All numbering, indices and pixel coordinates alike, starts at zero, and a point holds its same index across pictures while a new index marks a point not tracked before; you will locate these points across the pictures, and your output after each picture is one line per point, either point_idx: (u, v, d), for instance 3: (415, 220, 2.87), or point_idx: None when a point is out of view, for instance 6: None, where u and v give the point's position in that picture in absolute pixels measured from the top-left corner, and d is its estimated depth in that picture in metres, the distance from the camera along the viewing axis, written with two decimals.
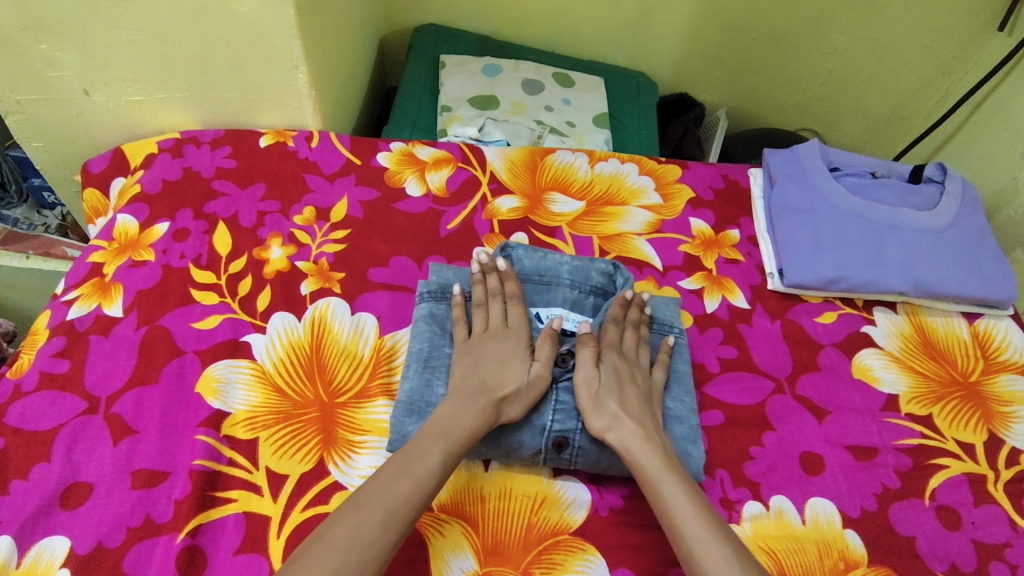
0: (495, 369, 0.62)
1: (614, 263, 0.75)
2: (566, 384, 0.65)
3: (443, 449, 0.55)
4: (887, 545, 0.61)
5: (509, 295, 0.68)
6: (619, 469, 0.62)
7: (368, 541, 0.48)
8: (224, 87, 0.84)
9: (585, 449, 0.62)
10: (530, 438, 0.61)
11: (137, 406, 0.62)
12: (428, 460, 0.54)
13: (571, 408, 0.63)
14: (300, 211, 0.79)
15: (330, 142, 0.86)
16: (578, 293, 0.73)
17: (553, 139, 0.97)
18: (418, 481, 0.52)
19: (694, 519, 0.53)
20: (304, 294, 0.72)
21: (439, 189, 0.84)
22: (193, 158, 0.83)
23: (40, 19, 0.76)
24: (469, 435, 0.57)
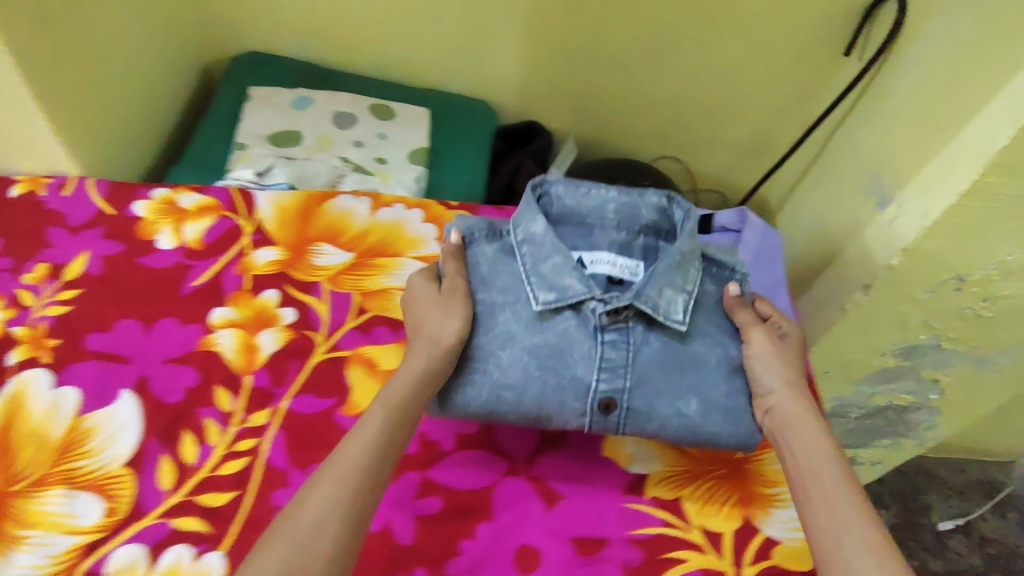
0: (437, 319, 0.63)
1: (667, 195, 0.72)
2: (608, 338, 0.63)
3: (382, 416, 0.56)
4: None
5: (535, 237, 0.67)
6: (671, 429, 0.62)
7: (326, 536, 0.48)
8: None
9: (633, 411, 0.62)
10: (574, 399, 0.61)
11: None
12: (371, 427, 0.55)
13: (617, 365, 0.62)
14: (31, 269, 0.74)
15: (85, 192, 0.81)
16: (625, 235, 0.73)
17: (355, 178, 0.91)
18: (370, 446, 0.54)
19: (845, 496, 0.54)
20: (8, 364, 0.67)
21: (193, 241, 0.78)
22: None
23: None
24: (411, 385, 0.59)
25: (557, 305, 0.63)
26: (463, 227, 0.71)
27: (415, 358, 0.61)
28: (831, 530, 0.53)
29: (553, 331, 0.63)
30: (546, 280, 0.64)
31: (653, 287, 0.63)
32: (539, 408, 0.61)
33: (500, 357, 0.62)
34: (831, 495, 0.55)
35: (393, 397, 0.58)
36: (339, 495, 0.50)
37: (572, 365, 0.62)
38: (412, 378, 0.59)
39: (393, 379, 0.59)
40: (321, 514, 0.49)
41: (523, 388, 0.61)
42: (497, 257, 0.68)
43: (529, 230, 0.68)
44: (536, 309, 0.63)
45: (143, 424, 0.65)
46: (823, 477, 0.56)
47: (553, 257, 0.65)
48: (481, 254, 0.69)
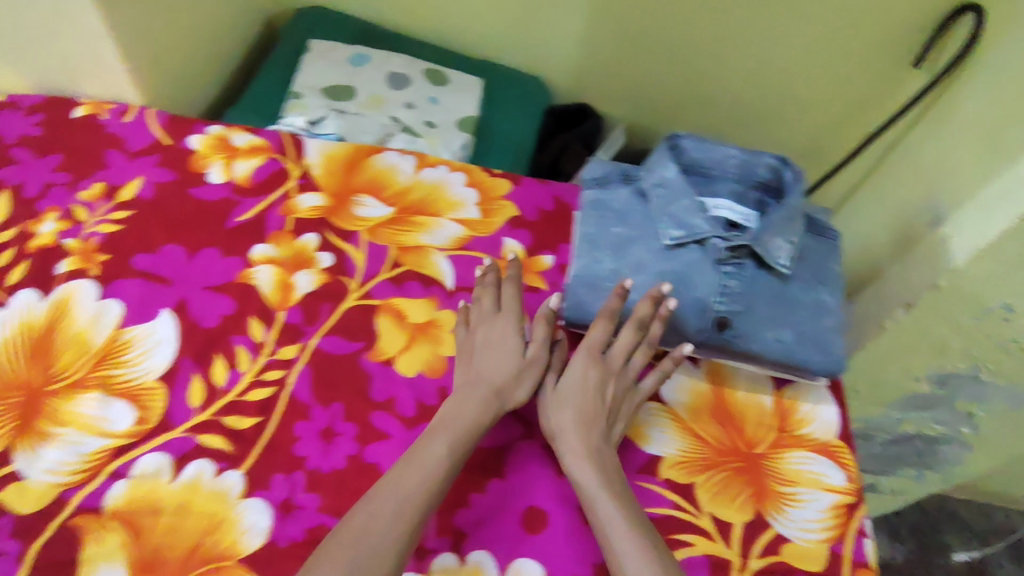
0: (493, 359, 0.64)
1: (783, 157, 0.71)
2: (730, 267, 0.66)
3: (447, 440, 0.57)
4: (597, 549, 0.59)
5: (669, 184, 0.69)
6: (774, 354, 0.66)
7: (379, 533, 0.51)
8: (43, 56, 0.83)
9: (744, 334, 0.66)
10: (696, 318, 0.65)
11: None
12: (436, 453, 0.56)
13: (738, 292, 0.65)
14: (89, 187, 0.77)
15: (145, 119, 0.83)
16: (742, 188, 0.73)
17: (401, 139, 0.93)
18: (427, 476, 0.55)
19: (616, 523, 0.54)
20: (60, 273, 0.70)
21: (242, 179, 0.80)
22: (4, 123, 0.81)
23: None
24: (472, 428, 0.59)
25: (686, 239, 0.66)
26: (598, 175, 0.74)
27: (472, 401, 0.60)
28: (600, 505, 0.56)
29: (680, 259, 0.67)
30: (676, 219, 0.67)
31: (769, 232, 0.66)
32: (664, 321, 0.66)
33: (634, 280, 0.66)
34: (592, 500, 0.56)
35: (460, 438, 0.58)
36: (399, 531, 0.52)
37: (695, 288, 0.66)
38: (474, 423, 0.59)
39: (453, 420, 0.59)
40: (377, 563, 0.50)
41: (652, 305, 0.65)
42: (633, 200, 0.71)
43: (661, 177, 0.70)
44: (666, 243, 0.67)
45: (177, 344, 0.67)
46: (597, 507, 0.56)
47: (684, 199, 0.68)
48: (615, 197, 0.72)
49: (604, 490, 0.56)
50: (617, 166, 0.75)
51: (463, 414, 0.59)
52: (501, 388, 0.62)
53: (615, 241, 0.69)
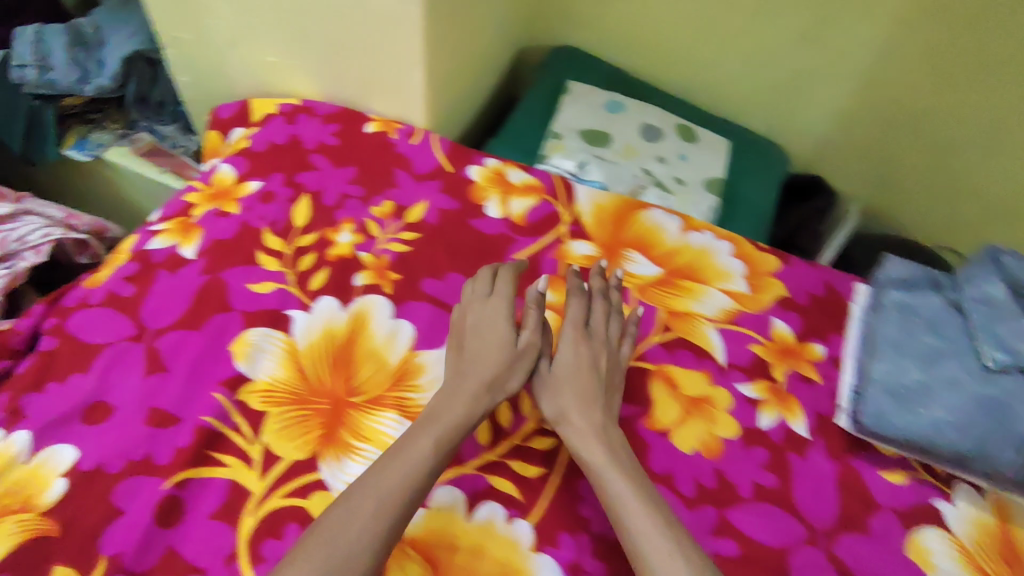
0: (480, 340, 0.66)
1: None
2: None
3: (434, 436, 0.58)
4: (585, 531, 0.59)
5: (996, 303, 0.68)
6: None
7: (370, 532, 0.51)
8: (347, 70, 0.87)
9: None
10: (1013, 452, 0.63)
11: (177, 346, 0.66)
12: (422, 445, 0.57)
13: None
14: (379, 203, 0.80)
15: (430, 144, 0.86)
16: None
17: (654, 193, 0.92)
18: (405, 471, 0.55)
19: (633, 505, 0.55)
20: (356, 285, 0.73)
21: (517, 217, 0.81)
22: (303, 127, 0.86)
23: None
24: (458, 425, 0.59)
25: (1010, 365, 0.64)
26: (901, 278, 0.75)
27: (463, 392, 0.62)
28: (613, 486, 0.57)
29: (1001, 385, 0.64)
30: (1000, 341, 0.66)
31: None
32: (976, 447, 0.64)
33: (946, 397, 0.65)
34: (612, 486, 0.57)
35: (445, 433, 0.58)
36: (377, 530, 0.51)
37: (1016, 419, 0.63)
38: (459, 420, 0.60)
39: (439, 414, 0.60)
40: (367, 530, 0.51)
41: (967, 429, 0.64)
42: (945, 312, 0.70)
43: (986, 295, 0.69)
44: (987, 366, 0.65)
45: None
46: (607, 487, 0.57)
47: (1011, 322, 0.66)
48: (924, 305, 0.72)
49: (624, 477, 0.58)
50: (925, 274, 0.75)
51: (453, 412, 0.60)
52: (493, 383, 0.64)
53: (922, 351, 0.68)
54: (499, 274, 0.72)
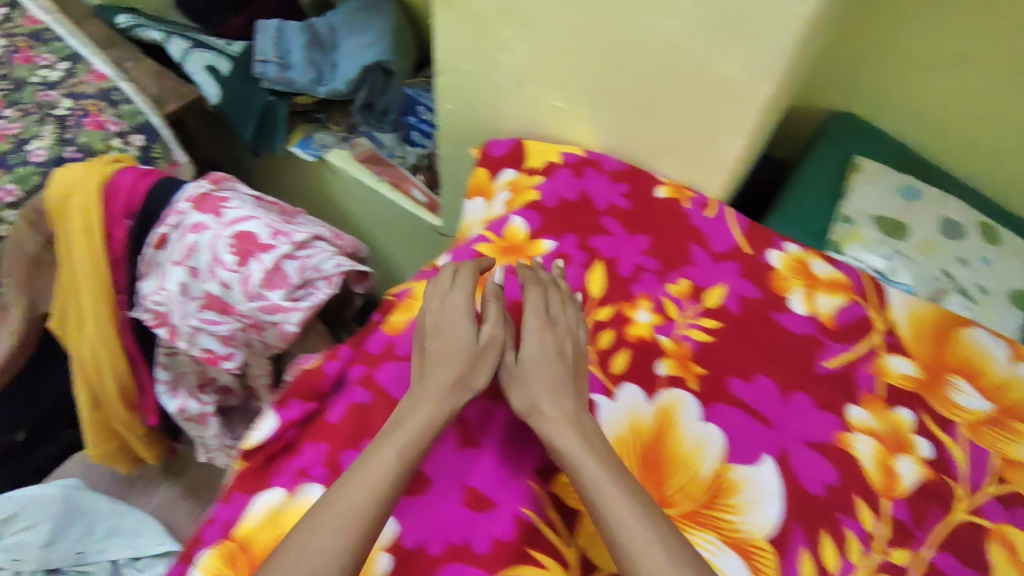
0: (447, 336, 0.62)
1: None
2: None
3: (397, 447, 0.54)
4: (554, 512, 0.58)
5: None
6: None
7: (336, 550, 0.48)
8: (645, 128, 0.82)
9: None
10: None
11: (488, 420, 0.64)
12: (383, 457, 0.53)
13: None
14: (676, 280, 0.75)
15: (727, 218, 0.80)
16: None
17: (958, 301, 0.83)
18: (376, 484, 0.52)
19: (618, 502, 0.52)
20: (660, 374, 0.68)
21: (826, 318, 0.74)
22: (591, 183, 0.82)
23: (518, 8, 0.78)
24: (423, 428, 0.56)
25: None
26: None
27: (443, 406, 0.57)
28: (585, 473, 0.54)
29: None
30: None
31: None
32: None
33: None
34: (600, 483, 0.53)
35: (410, 441, 0.55)
36: (350, 542, 0.49)
37: None
38: (425, 425, 0.56)
39: (404, 420, 0.56)
40: (340, 545, 0.48)
41: None
42: None
43: None
44: None
45: (784, 502, 0.62)
46: (583, 476, 0.54)
47: None
48: None
49: (606, 470, 0.54)
50: None
51: (415, 413, 0.57)
52: (458, 381, 0.60)
53: None
54: (462, 270, 0.68)
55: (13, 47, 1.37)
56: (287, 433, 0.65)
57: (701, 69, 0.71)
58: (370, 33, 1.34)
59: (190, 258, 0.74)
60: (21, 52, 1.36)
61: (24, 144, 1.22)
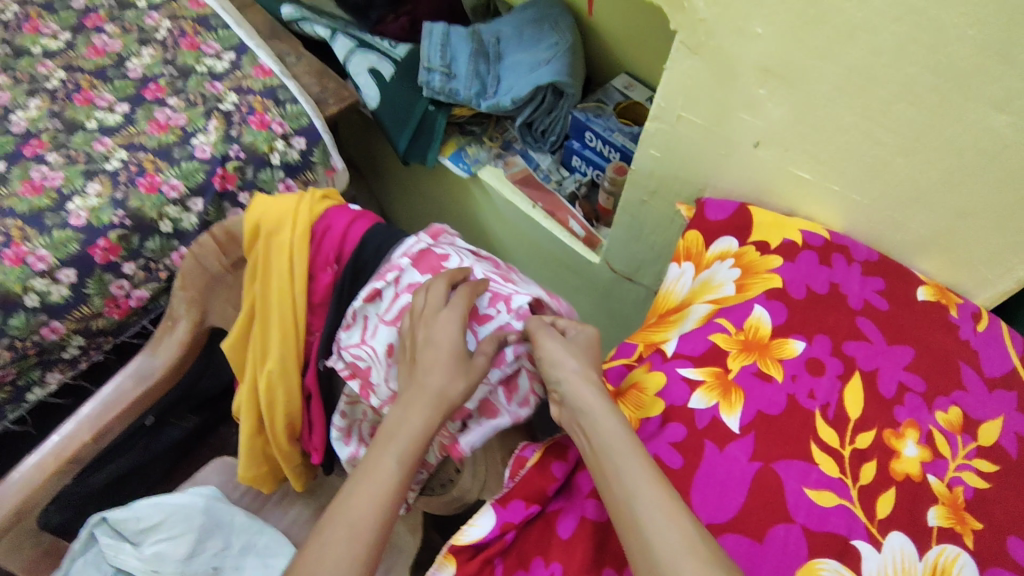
0: (428, 356, 0.64)
1: None
2: None
3: (394, 456, 0.60)
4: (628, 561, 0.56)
5: None
6: None
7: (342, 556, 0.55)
8: (911, 218, 0.73)
9: None
10: None
11: (742, 559, 0.57)
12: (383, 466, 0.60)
13: None
14: (945, 407, 0.65)
15: (1001, 336, 0.70)
16: None
17: None
18: (376, 492, 0.58)
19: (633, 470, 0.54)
20: (932, 524, 0.59)
21: None
22: (841, 275, 0.74)
23: (794, 70, 0.69)
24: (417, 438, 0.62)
25: None
26: None
27: (417, 414, 0.62)
28: (612, 450, 0.56)
29: None
30: None
31: None
32: None
33: None
34: (619, 462, 0.55)
35: (405, 447, 0.61)
36: (354, 550, 0.55)
37: None
38: (416, 434, 0.62)
39: (401, 430, 0.62)
40: (347, 556, 0.55)
41: None
42: None
43: None
44: None
45: None
46: (607, 454, 0.57)
47: None
48: None
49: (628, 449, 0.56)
50: None
51: (409, 425, 0.62)
52: (440, 395, 0.63)
53: None
54: (436, 285, 0.68)
55: (178, 31, 1.34)
56: (507, 535, 0.60)
57: None
58: (543, 48, 1.26)
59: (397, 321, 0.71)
60: (186, 37, 1.33)
61: (190, 138, 1.19)
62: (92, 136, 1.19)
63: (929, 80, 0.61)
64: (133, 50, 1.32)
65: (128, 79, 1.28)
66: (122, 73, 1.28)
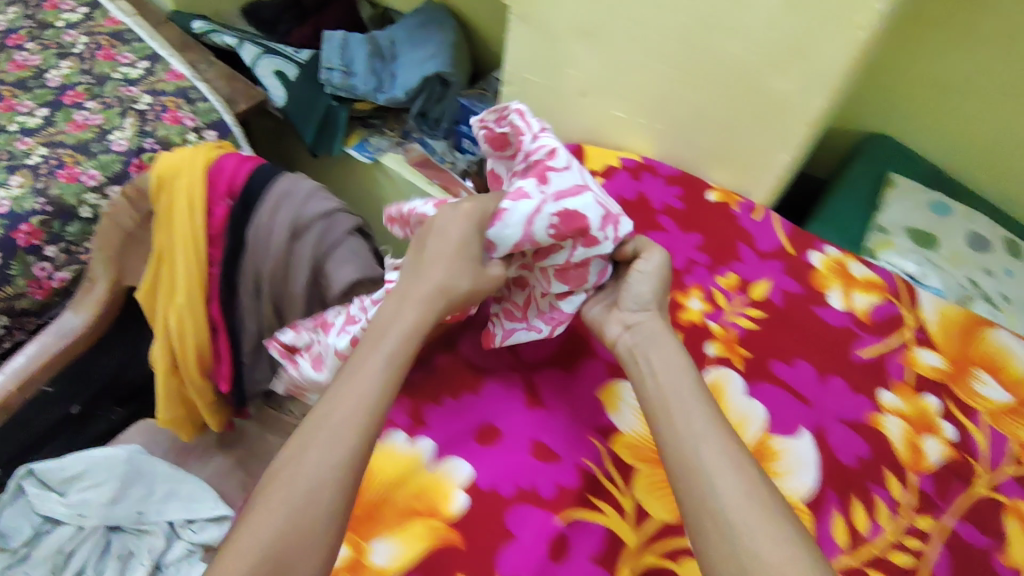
0: (441, 258, 0.66)
1: None
2: None
3: (383, 355, 0.62)
4: (547, 425, 0.69)
5: None
6: None
7: (328, 470, 0.55)
8: (700, 138, 0.90)
9: None
10: None
11: (555, 385, 0.73)
12: (373, 364, 0.61)
13: None
14: (725, 274, 0.82)
15: (772, 221, 0.87)
16: None
17: (983, 306, 0.90)
18: (367, 398, 0.59)
19: (707, 422, 0.59)
20: (709, 355, 0.75)
21: (861, 313, 0.81)
22: (648, 185, 0.91)
23: (592, 24, 0.87)
24: (409, 330, 0.64)
25: None
26: None
27: (415, 310, 0.64)
28: (676, 397, 0.61)
29: None
30: None
31: None
32: None
33: None
34: (684, 409, 0.60)
35: (394, 347, 0.62)
36: (333, 463, 0.56)
37: None
38: (410, 329, 0.64)
39: (392, 328, 0.64)
40: (331, 472, 0.55)
41: None
42: None
43: None
44: None
45: (821, 472, 0.69)
46: (675, 400, 0.61)
47: None
48: None
49: (693, 399, 0.61)
50: None
51: (399, 319, 0.64)
52: (446, 287, 0.66)
53: None
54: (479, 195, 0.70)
55: (95, 44, 1.46)
56: None
57: (761, 87, 0.80)
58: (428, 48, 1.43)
59: (499, 220, 0.66)
60: (103, 50, 1.45)
61: (107, 134, 1.31)
62: (13, 138, 1.29)
63: (681, 19, 0.79)
64: (51, 63, 1.43)
65: (47, 87, 1.39)
66: (42, 83, 1.39)
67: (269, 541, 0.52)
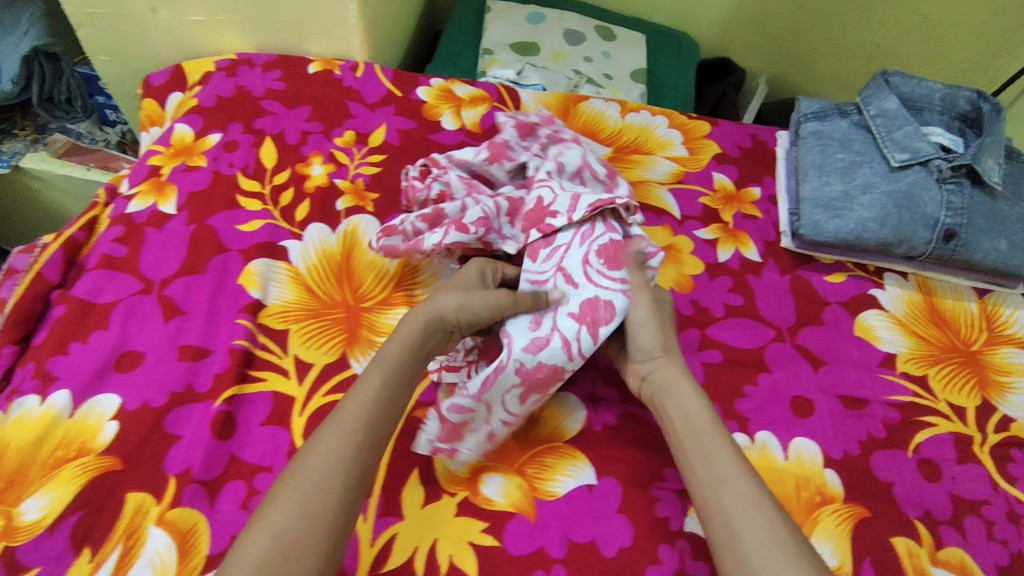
0: (453, 293, 0.60)
1: (980, 91, 0.80)
2: (949, 184, 0.76)
3: (383, 376, 0.54)
4: (185, 330, 0.67)
5: (892, 114, 0.79)
6: (990, 261, 0.75)
7: (307, 527, 0.44)
8: (279, 14, 0.88)
9: (969, 240, 0.74)
10: (927, 231, 0.74)
11: (187, 290, 0.69)
12: (386, 386, 0.53)
13: (962, 205, 0.74)
14: (341, 134, 0.84)
15: (374, 73, 0.90)
16: (946, 119, 0.82)
17: (589, 89, 0.99)
18: (365, 431, 0.50)
19: (731, 461, 0.53)
20: (339, 209, 0.77)
21: (473, 125, 0.87)
22: (246, 78, 0.88)
23: None
24: (413, 351, 0.56)
25: (911, 161, 0.76)
26: (816, 107, 0.84)
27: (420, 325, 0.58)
28: (688, 435, 0.57)
29: (906, 180, 0.76)
30: (899, 143, 0.77)
31: (984, 152, 0.75)
32: (895, 234, 0.74)
33: (865, 199, 0.75)
34: (715, 449, 0.54)
35: (396, 360, 0.55)
36: (314, 532, 0.44)
37: (923, 205, 0.75)
38: (411, 343, 0.57)
39: (394, 346, 0.56)
40: (311, 534, 0.44)
41: (885, 221, 0.74)
42: (854, 130, 0.80)
43: (882, 110, 0.80)
44: (893, 165, 0.76)
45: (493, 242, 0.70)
46: (694, 445, 0.55)
47: (908, 126, 0.77)
48: (835, 125, 0.82)
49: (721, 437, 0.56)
50: (829, 101, 0.85)
51: (411, 334, 0.57)
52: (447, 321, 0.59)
53: (840, 166, 0.78)
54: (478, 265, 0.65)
55: None
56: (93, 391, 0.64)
57: None
58: (25, 33, 1.21)
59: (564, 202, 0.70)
60: None
61: None
62: None
63: None
64: None
65: None
66: None
67: (277, 539, 0.43)
